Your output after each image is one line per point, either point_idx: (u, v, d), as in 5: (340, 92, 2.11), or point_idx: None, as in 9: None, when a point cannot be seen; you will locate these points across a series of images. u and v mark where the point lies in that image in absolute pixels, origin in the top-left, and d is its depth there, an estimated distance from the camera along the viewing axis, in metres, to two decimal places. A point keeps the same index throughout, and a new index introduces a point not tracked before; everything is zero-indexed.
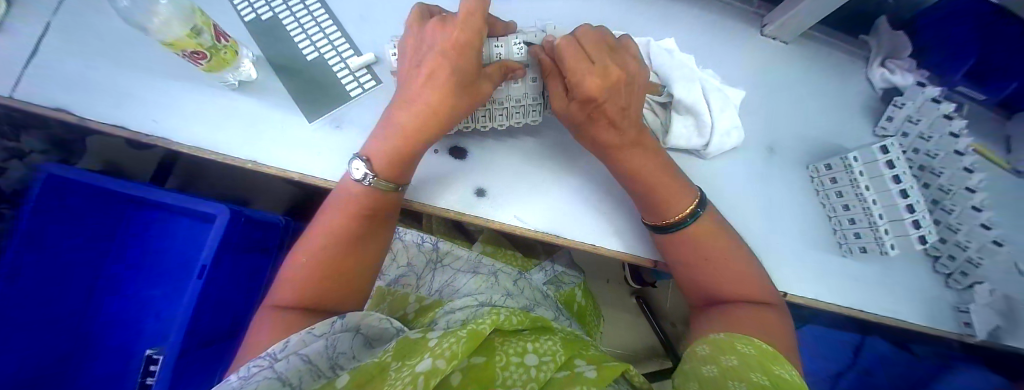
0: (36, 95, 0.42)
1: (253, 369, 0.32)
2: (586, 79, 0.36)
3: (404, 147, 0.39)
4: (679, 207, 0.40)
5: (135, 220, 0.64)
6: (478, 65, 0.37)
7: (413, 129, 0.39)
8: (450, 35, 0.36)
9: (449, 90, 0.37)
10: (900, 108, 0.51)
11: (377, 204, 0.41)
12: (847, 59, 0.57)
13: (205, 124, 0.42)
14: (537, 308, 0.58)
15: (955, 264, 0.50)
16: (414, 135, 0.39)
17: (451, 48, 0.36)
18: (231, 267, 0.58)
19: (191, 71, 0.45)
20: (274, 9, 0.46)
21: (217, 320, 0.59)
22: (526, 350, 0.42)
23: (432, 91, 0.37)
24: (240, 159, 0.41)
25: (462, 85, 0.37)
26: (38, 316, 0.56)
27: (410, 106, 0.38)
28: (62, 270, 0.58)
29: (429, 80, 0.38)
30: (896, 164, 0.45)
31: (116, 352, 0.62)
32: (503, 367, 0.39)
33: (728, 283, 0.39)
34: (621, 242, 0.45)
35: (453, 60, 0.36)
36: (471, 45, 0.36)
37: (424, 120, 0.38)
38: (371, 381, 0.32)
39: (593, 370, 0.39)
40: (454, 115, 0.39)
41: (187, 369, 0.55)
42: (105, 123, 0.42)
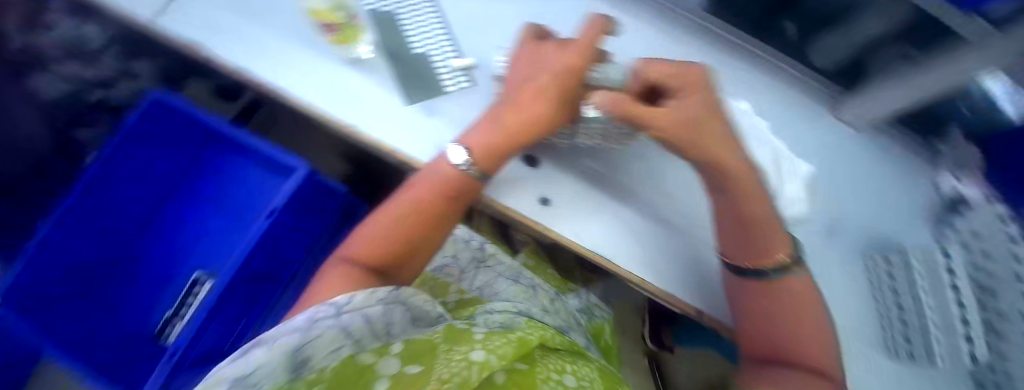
0: (175, 28, 0.47)
1: (316, 317, 0.31)
2: (686, 72, 0.39)
3: (504, 145, 0.42)
4: (767, 249, 0.39)
5: (213, 157, 0.70)
6: (579, 85, 0.42)
7: (516, 129, 0.42)
8: (565, 57, 0.42)
9: (553, 101, 0.42)
10: (965, 219, 0.49)
11: (458, 192, 0.43)
12: (916, 161, 0.58)
13: (316, 85, 0.47)
14: (571, 333, 0.59)
15: None
16: (511, 136, 0.42)
17: (564, 69, 0.42)
18: (288, 221, 0.61)
19: (309, 38, 0.49)
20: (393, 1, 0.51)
21: (262, 267, 0.62)
22: (564, 370, 0.44)
23: (541, 101, 0.42)
24: (340, 122, 0.45)
25: (567, 103, 0.43)
26: (108, 221, 0.63)
27: (523, 109, 0.42)
28: (140, 185, 0.65)
29: (540, 93, 0.42)
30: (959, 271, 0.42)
31: (162, 262, 0.69)
32: (543, 380, 0.40)
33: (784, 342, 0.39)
34: (676, 286, 0.44)
35: (566, 77, 0.42)
36: (581, 66, 0.42)
37: (526, 126, 0.43)
38: (424, 357, 0.33)
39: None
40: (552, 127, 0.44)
41: (226, 305, 0.59)
42: (227, 64, 0.47)
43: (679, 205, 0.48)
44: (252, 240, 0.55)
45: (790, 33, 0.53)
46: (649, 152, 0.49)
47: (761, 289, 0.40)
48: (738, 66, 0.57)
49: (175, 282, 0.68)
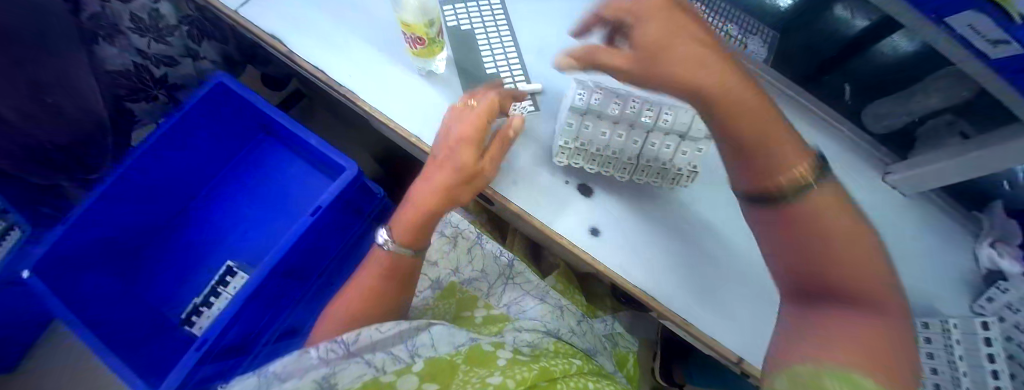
0: (264, 24, 0.51)
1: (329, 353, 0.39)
2: (656, 34, 0.32)
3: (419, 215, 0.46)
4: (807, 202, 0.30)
5: (258, 144, 0.71)
6: (476, 151, 0.44)
7: (425, 202, 0.46)
8: (461, 128, 0.44)
9: (453, 171, 0.44)
10: (1003, 292, 0.50)
11: (397, 263, 0.47)
12: (957, 230, 0.58)
13: (389, 94, 0.49)
14: (600, 357, 0.62)
15: None
16: (423, 207, 0.46)
17: (457, 138, 0.44)
18: (332, 217, 0.62)
19: (386, 45, 0.51)
20: (471, 22, 0.53)
21: (299, 259, 0.62)
22: (589, 387, 0.45)
23: (442, 173, 0.45)
24: (407, 132, 0.48)
25: (462, 170, 0.44)
26: (144, 200, 0.63)
27: (423, 181, 0.47)
28: (185, 165, 0.65)
29: (442, 164, 0.45)
30: (995, 344, 0.44)
31: (191, 252, 0.67)
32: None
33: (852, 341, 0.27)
34: (723, 335, 0.43)
35: (453, 147, 0.44)
36: (473, 139, 0.43)
37: (434, 194, 0.45)
38: (443, 377, 0.40)
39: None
40: (456, 192, 0.45)
41: (259, 299, 0.58)
42: (307, 63, 0.49)
43: (731, 250, 0.47)
44: (297, 233, 0.57)
45: (846, 96, 0.59)
46: (705, 195, 0.49)
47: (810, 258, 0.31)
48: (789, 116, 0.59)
49: (204, 270, 0.65)
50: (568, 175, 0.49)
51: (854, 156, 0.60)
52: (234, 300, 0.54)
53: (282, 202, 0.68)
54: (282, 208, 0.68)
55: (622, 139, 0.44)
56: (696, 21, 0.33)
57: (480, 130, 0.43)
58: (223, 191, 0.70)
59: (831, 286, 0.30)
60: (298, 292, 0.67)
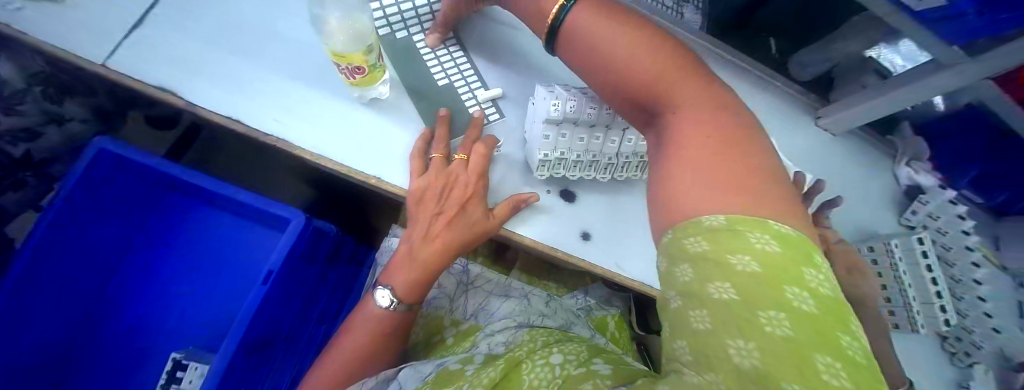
0: (154, 77, 0.41)
1: None
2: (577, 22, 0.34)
3: (423, 275, 0.42)
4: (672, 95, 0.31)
5: (170, 208, 0.60)
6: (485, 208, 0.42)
7: (434, 264, 0.42)
8: (461, 186, 0.41)
9: (463, 231, 0.41)
10: (924, 204, 0.60)
11: (399, 322, 0.46)
12: (877, 155, 0.66)
13: (331, 133, 0.43)
14: (575, 327, 0.67)
15: (961, 345, 0.57)
16: (431, 269, 0.42)
17: (464, 194, 0.41)
18: (291, 273, 0.55)
19: (314, 77, 0.45)
20: (408, 28, 0.48)
21: (268, 327, 0.55)
22: (551, 352, 0.46)
23: (445, 229, 0.41)
24: (365, 174, 0.42)
25: (474, 231, 0.41)
26: (51, 308, 0.51)
27: (425, 241, 0.41)
28: (88, 255, 0.54)
29: (450, 222, 0.41)
30: (930, 254, 0.53)
31: (127, 352, 0.56)
32: (528, 371, 0.43)
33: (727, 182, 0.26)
34: None
35: (462, 205, 0.41)
36: (478, 194, 0.42)
37: (442, 257, 0.42)
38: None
39: (612, 370, 0.41)
40: (464, 251, 0.43)
41: (229, 386, 0.51)
42: (223, 115, 0.41)
43: None
44: (254, 305, 0.49)
45: (774, 51, 0.65)
46: None
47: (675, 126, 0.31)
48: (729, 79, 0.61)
49: (151, 366, 0.56)
50: (548, 184, 0.47)
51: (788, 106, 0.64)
52: None
53: (224, 268, 0.59)
54: (227, 274, 0.59)
55: (599, 141, 0.43)
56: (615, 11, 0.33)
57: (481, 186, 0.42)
58: (144, 273, 0.59)
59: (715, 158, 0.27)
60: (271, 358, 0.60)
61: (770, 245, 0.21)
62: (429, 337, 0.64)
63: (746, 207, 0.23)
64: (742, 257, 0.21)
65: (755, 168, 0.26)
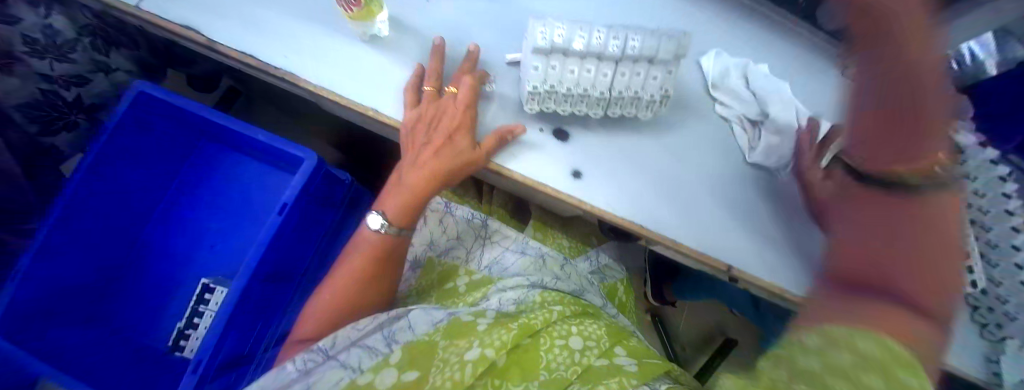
0: (176, 16, 0.45)
1: (310, 362, 0.45)
2: None
3: (412, 201, 0.47)
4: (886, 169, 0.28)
5: (203, 153, 0.66)
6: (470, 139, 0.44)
7: (422, 188, 0.46)
8: (449, 118, 0.44)
9: (447, 160, 0.44)
10: None
11: (391, 248, 0.50)
12: None
13: (334, 67, 0.45)
14: (588, 294, 0.64)
15: (992, 316, 0.44)
16: (418, 193, 0.47)
17: (451, 125, 0.44)
18: (303, 215, 0.59)
19: (322, 16, 0.47)
20: None
21: (280, 261, 0.60)
22: (570, 333, 0.53)
23: (433, 157, 0.45)
24: (362, 106, 0.44)
25: (460, 160, 0.44)
26: (94, 234, 0.57)
27: (414, 168, 0.46)
28: (139, 190, 0.61)
29: (435, 152, 0.45)
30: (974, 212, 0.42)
31: (163, 279, 0.63)
32: (547, 350, 0.50)
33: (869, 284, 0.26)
34: (706, 246, 0.46)
35: (450, 134, 0.44)
36: (464, 125, 0.44)
37: (429, 183, 0.46)
38: (421, 361, 0.46)
39: (633, 365, 0.50)
40: (452, 181, 0.46)
41: (246, 308, 0.56)
42: (236, 50, 0.44)
43: (701, 168, 0.49)
44: (267, 236, 0.54)
45: None
46: (675, 120, 0.50)
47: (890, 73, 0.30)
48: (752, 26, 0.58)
49: (180, 295, 0.61)
50: (541, 122, 0.47)
51: None
52: (220, 314, 0.51)
53: (247, 209, 0.64)
54: (249, 215, 0.64)
55: (591, 74, 0.43)
56: None
57: (468, 117, 0.44)
58: (180, 211, 0.65)
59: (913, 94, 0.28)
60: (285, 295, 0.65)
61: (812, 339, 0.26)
62: (442, 283, 0.66)
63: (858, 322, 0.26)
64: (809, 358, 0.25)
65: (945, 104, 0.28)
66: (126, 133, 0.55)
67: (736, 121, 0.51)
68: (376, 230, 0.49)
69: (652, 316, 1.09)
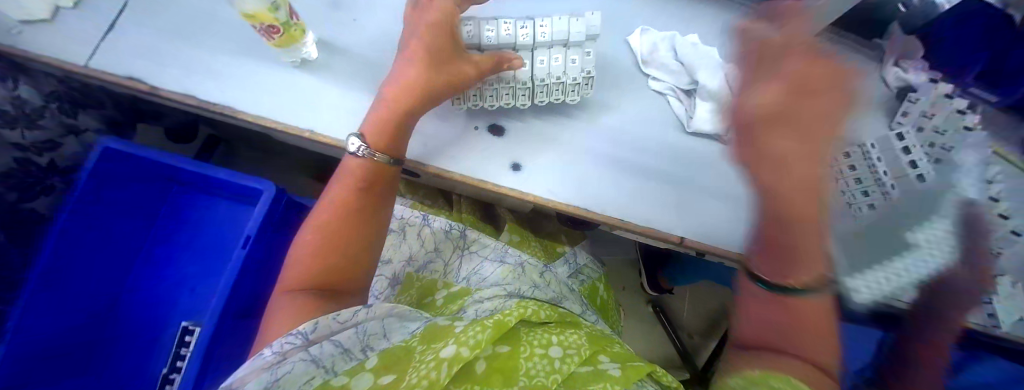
0: (116, 67, 0.47)
1: (286, 344, 0.39)
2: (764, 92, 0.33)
3: (391, 115, 0.44)
4: (804, 268, 0.34)
5: (176, 198, 0.69)
6: (452, 43, 0.44)
7: (399, 102, 0.44)
8: (431, 21, 0.44)
9: (429, 65, 0.44)
10: (914, 103, 0.55)
11: (373, 179, 0.47)
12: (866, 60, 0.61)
13: (269, 95, 0.47)
14: (566, 302, 0.62)
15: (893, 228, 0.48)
16: (396, 108, 0.44)
17: (431, 25, 0.44)
18: (268, 243, 0.64)
19: (256, 48, 0.49)
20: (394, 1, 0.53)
21: (245, 292, 0.62)
22: (550, 342, 0.49)
23: (413, 66, 0.44)
24: (296, 129, 0.46)
25: (441, 69, 0.43)
26: (76, 291, 0.59)
27: (394, 81, 0.45)
28: (118, 241, 0.64)
29: (415, 60, 0.44)
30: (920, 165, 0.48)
31: (150, 325, 0.65)
32: (527, 358, 0.46)
33: (795, 334, 0.35)
34: (649, 220, 0.46)
35: (431, 39, 0.44)
36: (446, 25, 0.44)
37: (410, 92, 0.44)
38: (398, 364, 0.41)
39: (617, 369, 0.47)
40: (433, 90, 0.44)
41: (226, 334, 0.60)
42: (175, 92, 0.46)
43: (635, 143, 0.49)
44: (234, 269, 0.57)
45: None
46: (612, 98, 0.51)
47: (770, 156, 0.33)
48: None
49: (168, 336, 0.64)
50: (476, 121, 0.48)
51: None
52: (199, 340, 0.55)
53: (224, 246, 0.67)
54: (226, 253, 0.67)
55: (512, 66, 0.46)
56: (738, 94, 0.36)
57: (448, 17, 0.44)
58: (159, 257, 0.68)
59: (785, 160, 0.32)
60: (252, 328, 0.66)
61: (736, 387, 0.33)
62: (421, 299, 0.63)
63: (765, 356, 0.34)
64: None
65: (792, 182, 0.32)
66: (95, 186, 0.57)
67: (670, 93, 0.52)
68: (357, 155, 0.45)
69: (652, 307, 1.09)
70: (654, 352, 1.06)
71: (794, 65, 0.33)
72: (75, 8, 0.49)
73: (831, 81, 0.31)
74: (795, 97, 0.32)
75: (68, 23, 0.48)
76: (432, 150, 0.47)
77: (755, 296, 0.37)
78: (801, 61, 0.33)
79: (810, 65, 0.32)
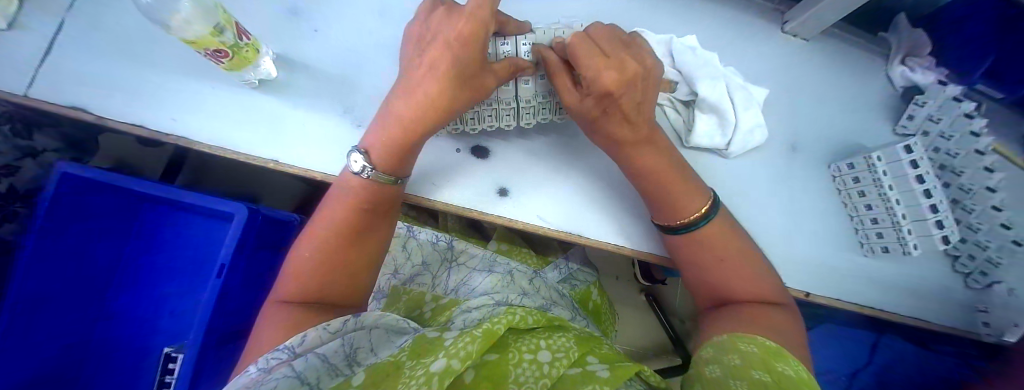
0: (57, 96, 0.42)
1: (273, 361, 0.35)
2: (603, 75, 0.36)
3: (406, 139, 0.41)
4: (687, 211, 0.41)
5: (145, 219, 0.64)
6: (480, 57, 0.38)
7: (411, 122, 0.40)
8: (456, 26, 0.37)
9: (449, 83, 0.39)
10: (922, 107, 0.52)
11: (379, 194, 0.43)
12: (868, 57, 0.58)
13: (227, 122, 0.44)
14: (554, 308, 0.61)
15: (883, 241, 0.48)
16: (405, 130, 0.40)
17: (458, 36, 0.37)
18: (248, 263, 0.61)
19: (212, 70, 0.46)
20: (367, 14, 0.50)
21: (228, 316, 0.60)
22: (539, 346, 0.48)
23: (433, 82, 0.39)
24: (262, 159, 0.43)
25: (465, 89, 0.39)
26: (52, 325, 0.57)
27: (407, 95, 0.40)
28: (93, 268, 0.61)
29: (433, 73, 0.39)
30: (927, 179, 0.45)
31: (133, 350, 0.63)
32: (516, 364, 0.44)
33: (735, 282, 0.41)
34: (627, 240, 0.46)
35: (459, 52, 0.37)
36: (475, 36, 0.37)
37: (432, 115, 0.40)
38: (387, 380, 0.36)
39: (605, 370, 0.45)
40: (455, 109, 0.40)
41: (211, 358, 0.59)
42: (127, 122, 0.43)
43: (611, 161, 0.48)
44: (212, 295, 0.55)
45: None
46: None
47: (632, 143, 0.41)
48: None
49: (152, 361, 0.63)
50: (458, 143, 0.47)
51: (755, 17, 0.57)
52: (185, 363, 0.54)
53: (203, 268, 0.64)
54: (206, 274, 0.64)
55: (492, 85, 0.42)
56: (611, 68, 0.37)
57: (478, 29, 0.36)
58: (136, 280, 0.65)
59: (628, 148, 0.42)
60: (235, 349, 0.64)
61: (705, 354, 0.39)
62: (408, 311, 0.61)
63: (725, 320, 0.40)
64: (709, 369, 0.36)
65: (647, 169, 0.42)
66: (60, 215, 0.54)
67: (667, 104, 0.50)
68: (362, 176, 0.41)
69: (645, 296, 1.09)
70: (647, 338, 1.07)
71: (590, 64, 0.37)
72: (10, 29, 0.45)
73: (644, 86, 0.38)
74: (605, 106, 0.38)
75: (4, 48, 0.44)
76: (417, 175, 0.46)
77: (689, 256, 0.43)
78: (607, 66, 0.37)
79: (599, 72, 0.36)
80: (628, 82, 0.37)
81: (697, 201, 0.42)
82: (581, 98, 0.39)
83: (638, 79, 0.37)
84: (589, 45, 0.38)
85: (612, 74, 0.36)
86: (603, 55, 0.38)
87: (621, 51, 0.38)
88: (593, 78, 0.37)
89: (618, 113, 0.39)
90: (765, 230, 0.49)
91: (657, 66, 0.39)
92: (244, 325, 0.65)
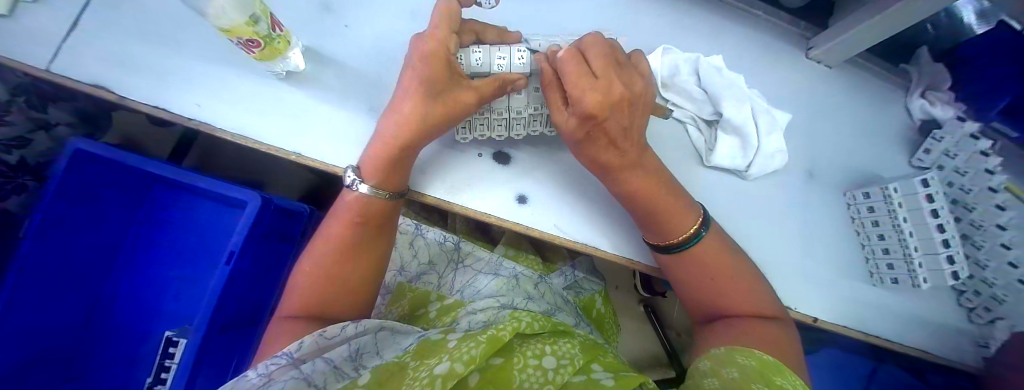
0: (81, 73, 0.42)
1: (272, 366, 0.36)
2: (587, 95, 0.36)
3: (385, 156, 0.41)
4: (678, 231, 0.42)
5: (155, 200, 0.64)
6: (449, 75, 0.39)
7: (394, 137, 0.41)
8: (420, 50, 0.38)
9: (424, 100, 0.39)
10: (939, 141, 0.52)
11: (370, 212, 0.45)
12: (888, 88, 0.58)
13: (252, 111, 0.44)
14: (558, 313, 0.61)
15: (892, 272, 0.49)
16: (390, 144, 0.41)
17: (421, 62, 0.38)
18: (255, 255, 0.61)
19: (240, 58, 0.46)
20: (398, 12, 0.50)
21: (235, 308, 0.61)
22: (543, 353, 0.47)
23: (409, 100, 0.40)
24: (285, 151, 0.43)
25: (434, 105, 0.40)
26: (50, 303, 0.56)
27: (390, 112, 0.41)
28: (99, 246, 0.60)
29: (408, 92, 0.40)
30: (942, 213, 0.45)
31: (133, 331, 0.63)
32: (520, 370, 0.43)
33: (731, 302, 0.43)
34: (640, 256, 0.47)
35: (424, 71, 0.38)
36: (439, 57, 0.38)
37: (405, 129, 0.40)
38: (393, 381, 0.37)
39: (610, 379, 0.43)
40: (430, 124, 0.40)
41: (214, 344, 0.59)
42: (149, 104, 0.43)
43: None
44: (219, 284, 0.55)
45: None
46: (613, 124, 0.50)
47: (606, 172, 0.42)
48: (699, 17, 0.56)
49: (152, 344, 0.63)
50: (481, 148, 0.47)
51: (782, 41, 0.57)
52: (183, 361, 0.54)
53: (210, 254, 0.64)
54: (212, 261, 0.64)
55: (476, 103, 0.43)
56: (603, 87, 0.37)
57: (437, 68, 0.38)
58: (139, 263, 0.64)
59: (615, 174, 0.42)
60: (237, 338, 0.64)
61: (702, 365, 0.40)
62: (413, 310, 0.60)
63: (735, 339, 0.40)
64: (709, 380, 0.36)
65: (653, 185, 0.42)
66: (70, 192, 0.54)
67: (690, 122, 0.51)
68: (355, 189, 0.43)
69: (643, 307, 1.09)
70: (643, 352, 1.06)
71: (579, 85, 0.37)
72: (35, 1, 0.44)
73: (631, 110, 0.39)
74: (590, 128, 0.38)
75: (30, 20, 0.43)
76: (432, 178, 0.46)
77: (701, 274, 0.44)
78: (591, 87, 0.37)
79: (585, 92, 0.37)
80: (613, 105, 0.37)
81: (688, 221, 0.42)
82: (566, 119, 0.39)
83: (624, 102, 0.38)
84: (577, 61, 0.38)
85: (597, 96, 0.37)
86: (592, 74, 0.38)
87: (611, 71, 0.38)
88: (578, 97, 0.37)
89: (603, 135, 0.39)
90: (779, 252, 0.49)
91: (648, 91, 0.40)
92: (249, 311, 0.65)
